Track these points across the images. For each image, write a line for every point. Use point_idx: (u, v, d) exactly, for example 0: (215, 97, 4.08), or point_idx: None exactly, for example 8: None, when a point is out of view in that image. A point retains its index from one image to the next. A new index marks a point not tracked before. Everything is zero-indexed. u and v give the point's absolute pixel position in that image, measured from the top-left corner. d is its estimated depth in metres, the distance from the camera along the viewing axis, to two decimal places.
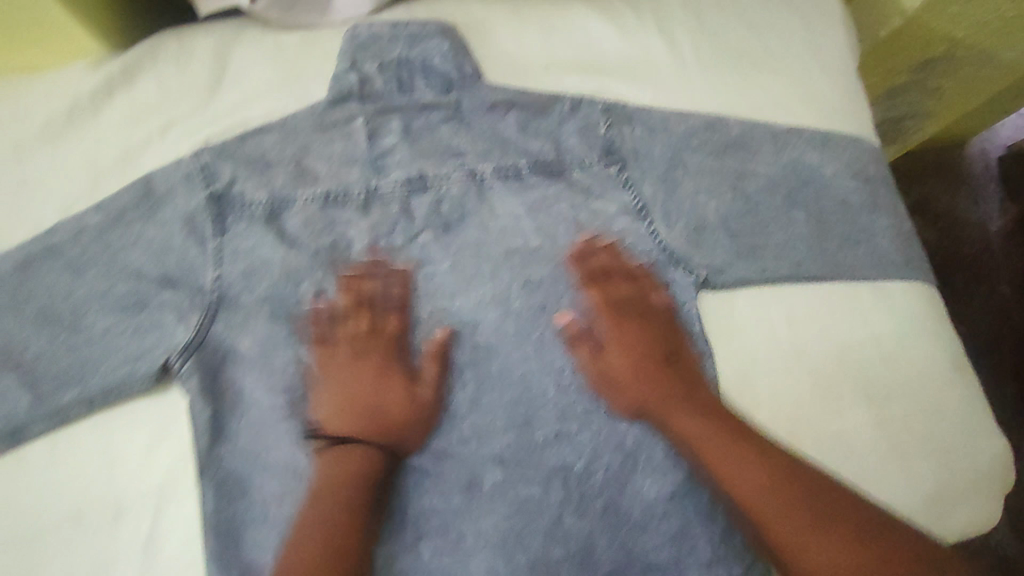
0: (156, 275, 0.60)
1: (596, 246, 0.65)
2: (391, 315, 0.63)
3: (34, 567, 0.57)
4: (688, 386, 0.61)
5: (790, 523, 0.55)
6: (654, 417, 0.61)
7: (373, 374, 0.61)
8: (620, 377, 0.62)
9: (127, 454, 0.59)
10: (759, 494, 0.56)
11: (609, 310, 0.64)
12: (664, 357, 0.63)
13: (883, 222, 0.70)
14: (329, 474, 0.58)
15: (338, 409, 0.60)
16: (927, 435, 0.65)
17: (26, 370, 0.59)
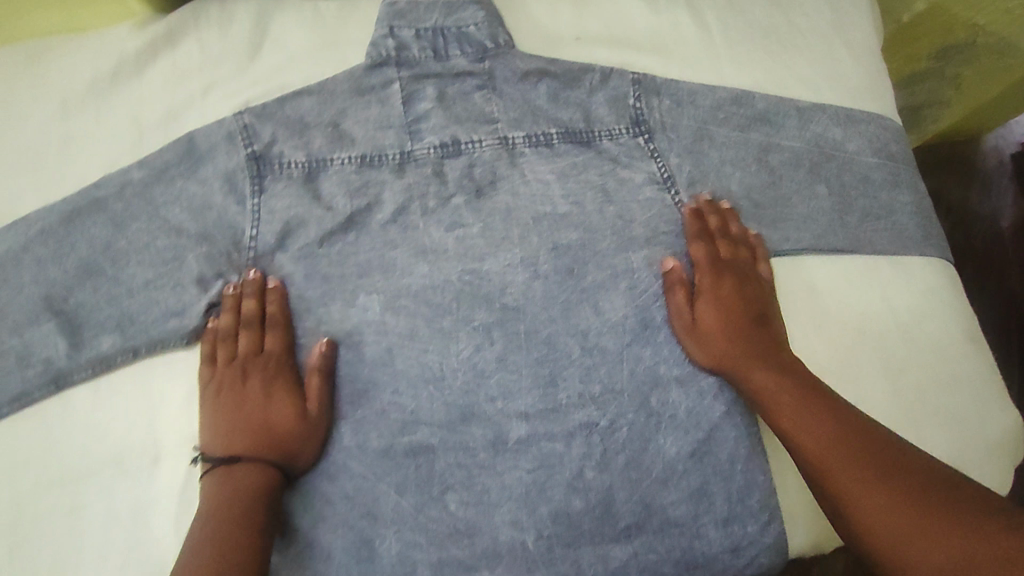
0: (196, 231, 0.62)
1: (716, 207, 0.68)
2: (271, 332, 0.61)
3: (76, 506, 0.58)
4: (777, 349, 0.64)
5: (854, 475, 0.54)
6: (735, 368, 0.62)
7: (256, 391, 0.60)
8: (710, 325, 0.64)
9: (167, 401, 0.61)
10: (825, 447, 0.56)
11: (711, 267, 0.66)
12: (757, 317, 0.65)
13: (902, 198, 0.72)
14: (220, 495, 0.55)
15: (219, 428, 0.59)
16: (940, 404, 0.67)
17: (69, 318, 0.61)
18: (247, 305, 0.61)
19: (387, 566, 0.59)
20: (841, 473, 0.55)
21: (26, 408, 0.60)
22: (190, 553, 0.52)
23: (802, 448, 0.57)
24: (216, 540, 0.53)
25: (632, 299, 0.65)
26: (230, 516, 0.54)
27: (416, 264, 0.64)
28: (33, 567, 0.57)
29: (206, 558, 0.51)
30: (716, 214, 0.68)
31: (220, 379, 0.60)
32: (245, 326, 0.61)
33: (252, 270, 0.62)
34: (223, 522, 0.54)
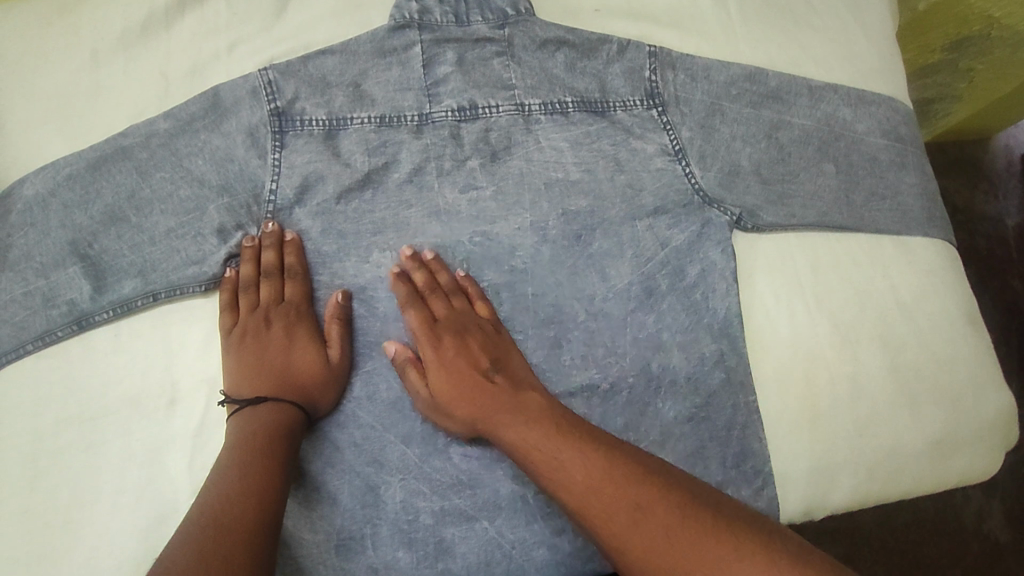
0: (219, 184, 0.63)
1: (420, 261, 0.64)
2: (291, 282, 0.63)
3: (93, 444, 0.59)
4: (518, 391, 0.58)
5: (637, 529, 0.47)
6: (492, 425, 0.57)
7: (278, 338, 0.62)
8: (442, 395, 0.59)
9: (186, 346, 0.62)
10: (578, 493, 0.50)
11: (423, 331, 0.62)
12: (489, 376, 0.59)
13: (908, 180, 0.73)
14: (243, 432, 0.56)
15: (243, 372, 0.60)
16: (936, 381, 0.68)
17: (91, 262, 0.61)
18: (267, 255, 0.62)
19: (391, 512, 0.60)
20: (619, 524, 0.48)
21: (47, 347, 0.61)
22: (215, 483, 0.52)
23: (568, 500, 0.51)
24: (240, 471, 0.53)
25: (637, 267, 0.67)
26: (256, 451, 0.54)
27: (429, 224, 0.66)
28: (51, 500, 0.58)
29: (231, 488, 0.52)
30: (428, 265, 0.64)
31: (243, 326, 0.62)
32: (266, 275, 0.62)
33: (270, 222, 0.63)
34: (247, 456, 0.54)
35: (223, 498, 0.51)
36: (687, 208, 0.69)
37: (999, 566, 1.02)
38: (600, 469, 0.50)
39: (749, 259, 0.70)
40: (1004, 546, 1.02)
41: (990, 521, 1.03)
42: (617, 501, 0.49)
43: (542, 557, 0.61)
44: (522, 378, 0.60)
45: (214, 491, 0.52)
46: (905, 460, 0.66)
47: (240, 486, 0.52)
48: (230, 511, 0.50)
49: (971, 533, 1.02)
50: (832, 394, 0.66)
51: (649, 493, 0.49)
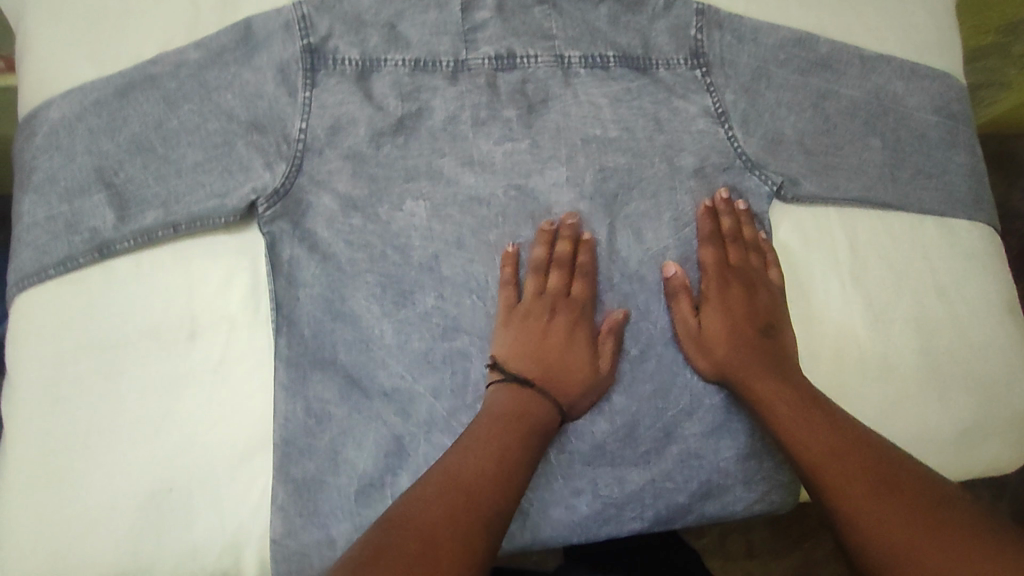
0: (249, 120, 0.62)
1: (732, 207, 0.66)
2: (580, 279, 0.62)
3: (113, 373, 0.58)
4: (785, 359, 0.61)
5: (855, 489, 0.50)
6: (739, 375, 0.60)
7: (561, 330, 0.61)
8: (713, 336, 0.62)
9: (208, 280, 0.61)
10: (828, 459, 0.53)
11: (718, 273, 0.64)
12: (763, 330, 0.62)
13: (957, 160, 0.71)
14: (505, 407, 0.56)
15: (515, 349, 0.59)
16: (968, 369, 0.66)
17: (116, 190, 0.60)
18: (564, 245, 0.63)
19: (413, 462, 0.59)
20: (835, 480, 0.51)
21: (70, 274, 0.60)
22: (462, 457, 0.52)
23: (800, 453, 0.55)
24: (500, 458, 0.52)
25: (675, 231, 0.65)
26: (516, 443, 0.54)
27: (463, 173, 0.64)
28: (69, 425, 0.57)
29: (481, 465, 0.51)
30: (737, 215, 0.66)
31: (529, 309, 0.61)
32: (557, 266, 0.62)
33: (570, 213, 0.64)
34: (517, 446, 0.53)
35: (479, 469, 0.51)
36: (728, 173, 0.67)
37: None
38: (844, 445, 0.53)
39: (785, 231, 0.68)
40: None
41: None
42: (839, 461, 0.52)
43: (559, 517, 0.60)
44: (788, 350, 0.62)
45: (473, 462, 0.51)
46: (932, 446, 0.64)
47: (485, 472, 0.51)
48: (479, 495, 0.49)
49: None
50: (861, 376, 0.64)
51: (858, 463, 0.52)
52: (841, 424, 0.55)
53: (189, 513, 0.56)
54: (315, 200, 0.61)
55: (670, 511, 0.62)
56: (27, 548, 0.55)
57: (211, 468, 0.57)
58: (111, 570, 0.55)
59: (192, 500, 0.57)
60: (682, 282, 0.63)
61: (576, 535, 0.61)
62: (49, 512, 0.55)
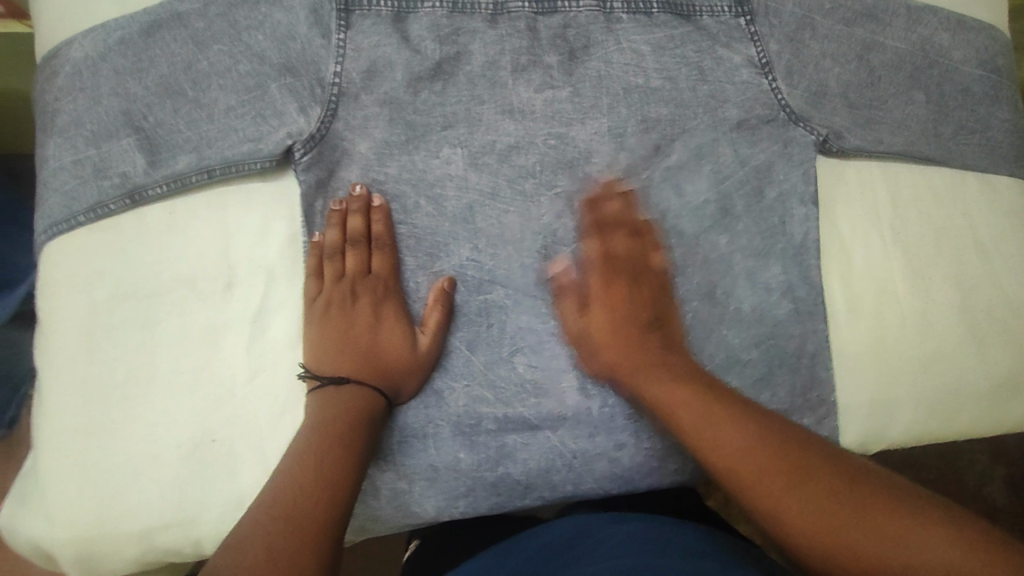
0: (281, 63, 0.59)
1: (616, 193, 0.62)
2: (378, 254, 0.59)
3: (150, 322, 0.57)
4: (671, 351, 0.56)
5: (776, 482, 0.44)
6: (627, 375, 0.55)
7: (366, 313, 0.58)
8: (600, 336, 0.58)
9: (243, 228, 0.59)
10: (741, 454, 0.46)
11: (602, 262, 0.60)
12: (648, 325, 0.58)
13: (1000, 115, 0.70)
14: (323, 411, 0.53)
15: (323, 348, 0.56)
16: (1003, 324, 0.66)
17: (145, 134, 0.57)
18: (355, 221, 0.58)
19: (453, 413, 0.59)
20: (750, 476, 0.45)
21: (101, 221, 0.57)
22: (284, 469, 0.48)
23: (706, 449, 0.47)
24: (307, 463, 0.48)
25: (715, 183, 0.64)
26: (332, 445, 0.49)
27: (502, 122, 0.62)
28: (109, 374, 0.56)
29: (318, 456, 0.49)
30: (618, 200, 0.62)
31: (328, 296, 0.58)
32: (354, 243, 0.58)
33: (358, 185, 0.59)
34: (339, 447, 0.49)
35: (313, 459, 0.48)
36: (770, 125, 0.65)
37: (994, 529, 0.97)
38: (750, 431, 0.47)
39: (831, 183, 0.66)
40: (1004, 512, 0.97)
41: (990, 486, 0.98)
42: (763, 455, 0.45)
43: (601, 470, 0.60)
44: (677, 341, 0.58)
45: (296, 455, 0.49)
46: (966, 400, 0.64)
47: (308, 474, 0.47)
48: (297, 503, 0.45)
49: (968, 493, 0.98)
50: (900, 330, 0.64)
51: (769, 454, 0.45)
52: (744, 407, 0.49)
53: (232, 462, 0.55)
54: (351, 146, 0.59)
55: None
56: (73, 497, 0.54)
57: (253, 418, 0.56)
58: (157, 519, 0.54)
59: (235, 450, 0.55)
60: (571, 283, 0.61)
61: (616, 486, 0.61)
62: (91, 461, 0.54)
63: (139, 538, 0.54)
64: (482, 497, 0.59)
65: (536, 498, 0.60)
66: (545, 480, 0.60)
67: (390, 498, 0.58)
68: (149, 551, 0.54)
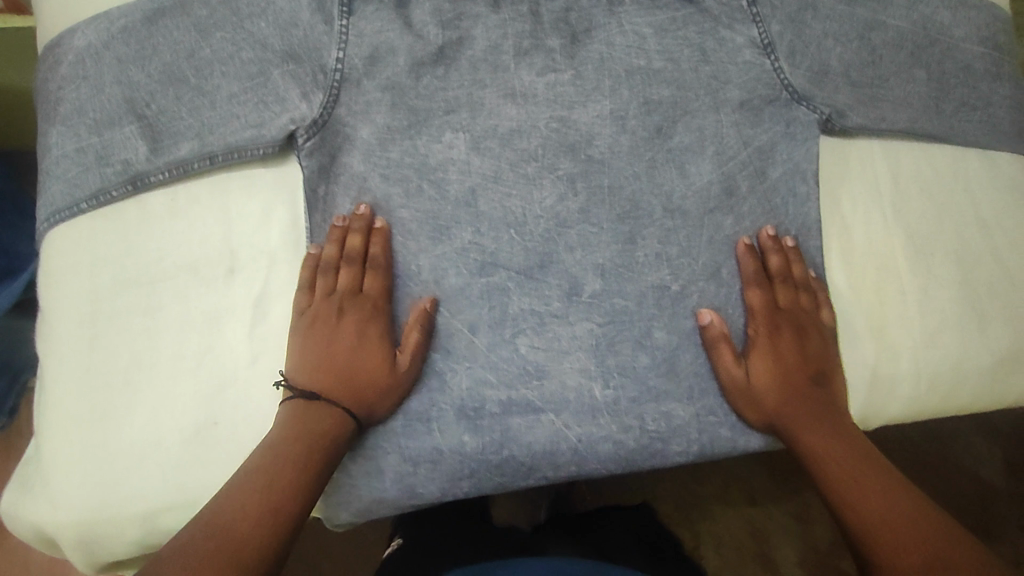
0: (283, 50, 0.59)
1: (779, 245, 0.63)
2: (370, 272, 0.58)
3: (151, 308, 0.56)
4: (835, 411, 0.60)
5: (927, 544, 0.49)
6: (791, 426, 0.59)
7: (351, 331, 0.57)
8: (761, 386, 0.60)
9: (245, 214, 0.58)
10: (886, 516, 0.52)
11: (768, 316, 0.62)
12: (806, 382, 0.60)
13: (1002, 92, 0.70)
14: (292, 425, 0.53)
15: (302, 363, 0.56)
16: (1005, 301, 0.66)
17: (148, 122, 0.57)
18: (354, 239, 0.58)
19: (457, 396, 0.59)
20: (897, 536, 0.50)
21: (103, 207, 0.57)
22: (253, 460, 0.51)
23: (855, 502, 0.53)
24: (267, 479, 0.49)
25: (718, 164, 0.64)
26: (287, 467, 0.50)
27: (504, 105, 0.62)
28: (110, 360, 0.55)
29: (287, 463, 0.50)
30: (787, 254, 0.63)
31: (316, 311, 0.57)
32: (346, 261, 0.58)
33: (363, 205, 0.59)
34: (290, 466, 0.50)
35: (283, 465, 0.50)
36: (773, 105, 0.65)
37: (990, 509, 0.97)
38: (894, 496, 0.53)
39: (832, 162, 0.67)
40: (999, 494, 0.97)
41: (986, 466, 0.98)
42: (899, 524, 0.51)
43: (606, 452, 0.60)
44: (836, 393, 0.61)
45: (267, 451, 0.51)
46: (968, 375, 0.65)
47: (264, 486, 0.49)
48: (236, 526, 0.46)
49: (963, 470, 0.98)
50: (900, 309, 0.65)
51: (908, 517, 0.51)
52: (898, 484, 0.54)
53: (234, 446, 0.55)
54: (353, 131, 0.59)
55: (714, 444, 0.61)
56: (76, 483, 0.54)
57: (257, 402, 0.56)
58: (160, 501, 0.54)
59: (237, 433, 0.55)
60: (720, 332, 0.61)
61: (619, 467, 0.61)
62: (93, 447, 0.54)
63: (142, 521, 0.54)
64: (485, 479, 0.59)
65: (539, 479, 0.60)
66: (549, 462, 0.59)
67: (395, 481, 0.58)
68: (152, 534, 0.54)
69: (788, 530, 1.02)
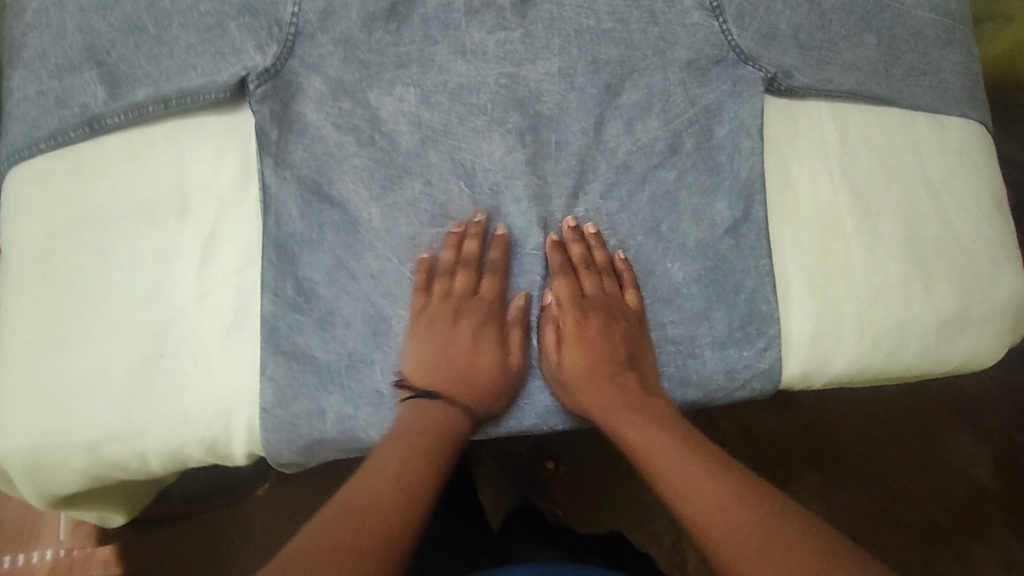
0: (240, 2, 0.60)
1: (580, 234, 0.63)
2: (487, 277, 0.61)
3: (104, 245, 0.58)
4: (647, 395, 0.59)
5: (750, 537, 0.48)
6: (610, 421, 0.59)
7: (465, 334, 0.60)
8: (574, 373, 0.60)
9: (198, 158, 0.60)
10: (709, 510, 0.50)
11: (571, 306, 0.62)
12: (615, 369, 0.60)
13: (952, 58, 0.71)
14: (411, 422, 0.56)
15: (419, 363, 0.59)
16: (951, 262, 0.67)
17: (108, 70, 0.59)
18: (469, 245, 0.61)
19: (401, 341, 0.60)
20: (717, 534, 0.49)
21: (62, 148, 0.59)
22: (383, 455, 0.53)
23: (678, 500, 0.52)
24: (398, 467, 0.52)
25: (665, 122, 0.65)
26: (413, 459, 0.53)
27: (454, 62, 0.64)
28: (63, 294, 0.57)
29: (410, 457, 0.53)
30: (590, 242, 0.63)
31: (433, 312, 0.60)
32: (461, 266, 0.61)
33: (479, 212, 0.62)
34: (417, 457, 0.53)
35: (409, 461, 0.53)
36: (720, 66, 0.66)
37: (980, 507, 1.07)
38: (714, 480, 0.52)
39: (781, 122, 0.67)
40: (988, 491, 1.08)
41: (978, 467, 1.10)
42: (722, 516, 0.50)
43: (544, 402, 0.62)
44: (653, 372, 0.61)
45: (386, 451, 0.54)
46: (914, 332, 0.66)
47: (396, 476, 0.51)
48: (384, 509, 0.48)
49: (954, 471, 1.09)
50: (845, 266, 0.65)
51: (733, 508, 0.50)
52: (721, 467, 0.53)
53: (179, 379, 0.57)
54: (305, 82, 0.61)
55: None
56: (25, 410, 0.55)
57: (202, 339, 0.58)
58: (103, 432, 0.55)
59: (182, 367, 0.57)
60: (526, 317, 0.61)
61: (558, 419, 0.63)
62: (43, 377, 0.56)
63: (88, 449, 0.56)
64: None
65: (480, 431, 0.62)
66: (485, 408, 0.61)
67: (335, 423, 0.59)
68: (98, 462, 0.56)
69: None
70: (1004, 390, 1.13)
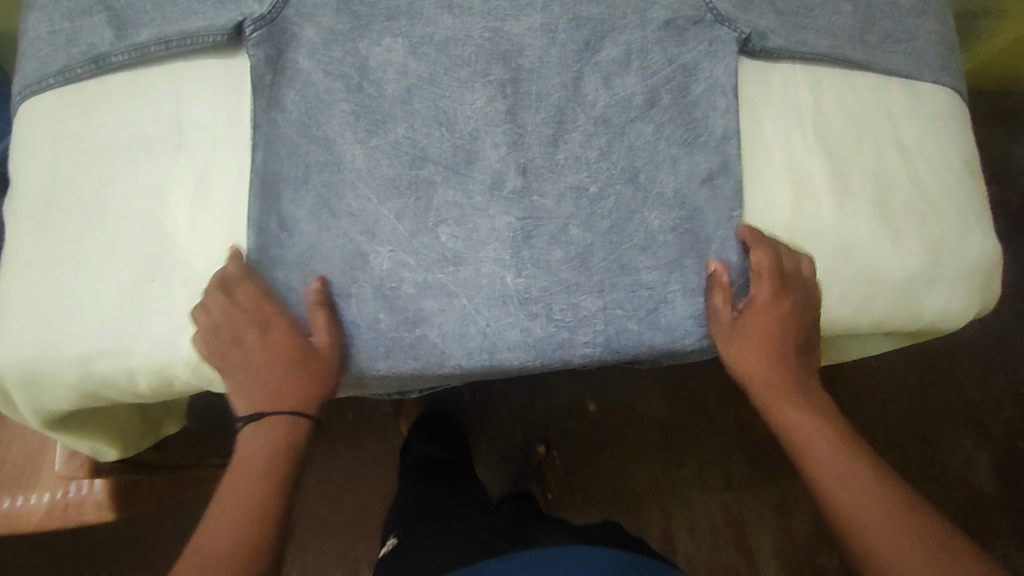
0: None
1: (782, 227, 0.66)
2: (245, 289, 0.59)
3: (105, 174, 0.62)
4: (807, 382, 0.66)
5: (891, 532, 0.58)
6: (766, 395, 0.66)
7: (259, 348, 0.60)
8: (751, 339, 0.64)
9: (196, 97, 0.64)
10: (860, 498, 0.60)
11: (774, 277, 0.63)
12: (804, 350, 0.66)
13: (927, 27, 0.73)
14: (255, 440, 0.60)
15: (241, 394, 0.60)
16: (921, 221, 0.69)
17: (115, 13, 0.63)
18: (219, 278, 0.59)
19: (377, 277, 0.62)
20: (863, 521, 0.59)
21: (70, 83, 0.63)
22: (237, 470, 0.59)
23: (830, 489, 0.61)
24: (248, 485, 0.58)
25: (642, 79, 0.68)
26: (263, 476, 0.59)
27: (441, 15, 0.66)
28: (65, 218, 0.61)
29: (260, 470, 0.59)
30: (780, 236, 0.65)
31: (216, 349, 0.58)
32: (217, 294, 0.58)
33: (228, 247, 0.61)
34: (264, 475, 0.59)
35: (258, 480, 0.59)
36: (697, 26, 0.68)
37: (983, 511, 1.24)
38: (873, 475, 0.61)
39: (757, 82, 0.69)
40: (986, 496, 1.25)
41: (978, 475, 1.26)
42: (874, 515, 0.59)
43: (514, 339, 0.63)
44: (811, 358, 0.68)
45: (250, 452, 0.60)
46: (881, 287, 0.67)
47: (247, 495, 0.58)
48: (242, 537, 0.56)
49: (959, 480, 1.26)
50: (816, 219, 0.67)
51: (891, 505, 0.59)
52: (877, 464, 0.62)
53: (167, 301, 0.60)
54: (299, 31, 0.64)
55: (619, 339, 0.65)
56: (22, 323, 0.59)
57: (190, 265, 0.61)
58: (92, 347, 0.58)
59: (171, 290, 0.60)
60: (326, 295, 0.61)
61: (530, 358, 0.63)
62: (41, 294, 0.59)
63: (78, 364, 0.59)
64: (401, 360, 0.63)
65: (454, 365, 0.63)
66: (460, 344, 0.63)
67: None
68: (88, 377, 0.59)
69: (767, 525, 1.25)
70: (980, 396, 1.30)
